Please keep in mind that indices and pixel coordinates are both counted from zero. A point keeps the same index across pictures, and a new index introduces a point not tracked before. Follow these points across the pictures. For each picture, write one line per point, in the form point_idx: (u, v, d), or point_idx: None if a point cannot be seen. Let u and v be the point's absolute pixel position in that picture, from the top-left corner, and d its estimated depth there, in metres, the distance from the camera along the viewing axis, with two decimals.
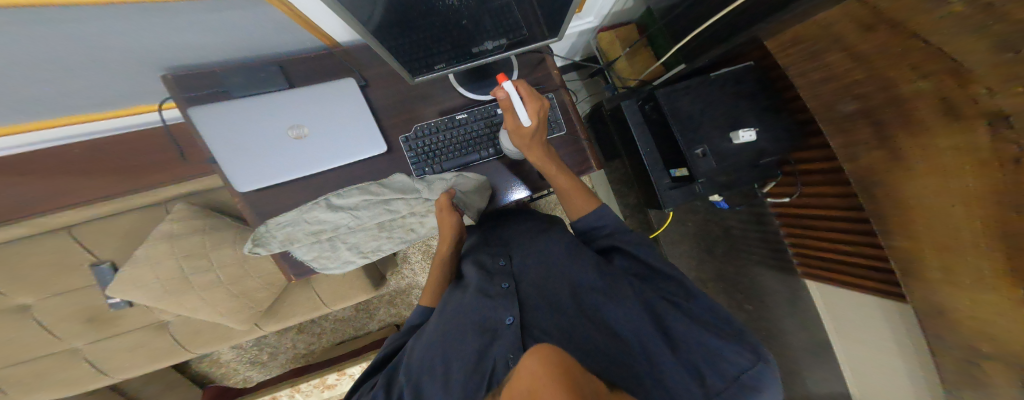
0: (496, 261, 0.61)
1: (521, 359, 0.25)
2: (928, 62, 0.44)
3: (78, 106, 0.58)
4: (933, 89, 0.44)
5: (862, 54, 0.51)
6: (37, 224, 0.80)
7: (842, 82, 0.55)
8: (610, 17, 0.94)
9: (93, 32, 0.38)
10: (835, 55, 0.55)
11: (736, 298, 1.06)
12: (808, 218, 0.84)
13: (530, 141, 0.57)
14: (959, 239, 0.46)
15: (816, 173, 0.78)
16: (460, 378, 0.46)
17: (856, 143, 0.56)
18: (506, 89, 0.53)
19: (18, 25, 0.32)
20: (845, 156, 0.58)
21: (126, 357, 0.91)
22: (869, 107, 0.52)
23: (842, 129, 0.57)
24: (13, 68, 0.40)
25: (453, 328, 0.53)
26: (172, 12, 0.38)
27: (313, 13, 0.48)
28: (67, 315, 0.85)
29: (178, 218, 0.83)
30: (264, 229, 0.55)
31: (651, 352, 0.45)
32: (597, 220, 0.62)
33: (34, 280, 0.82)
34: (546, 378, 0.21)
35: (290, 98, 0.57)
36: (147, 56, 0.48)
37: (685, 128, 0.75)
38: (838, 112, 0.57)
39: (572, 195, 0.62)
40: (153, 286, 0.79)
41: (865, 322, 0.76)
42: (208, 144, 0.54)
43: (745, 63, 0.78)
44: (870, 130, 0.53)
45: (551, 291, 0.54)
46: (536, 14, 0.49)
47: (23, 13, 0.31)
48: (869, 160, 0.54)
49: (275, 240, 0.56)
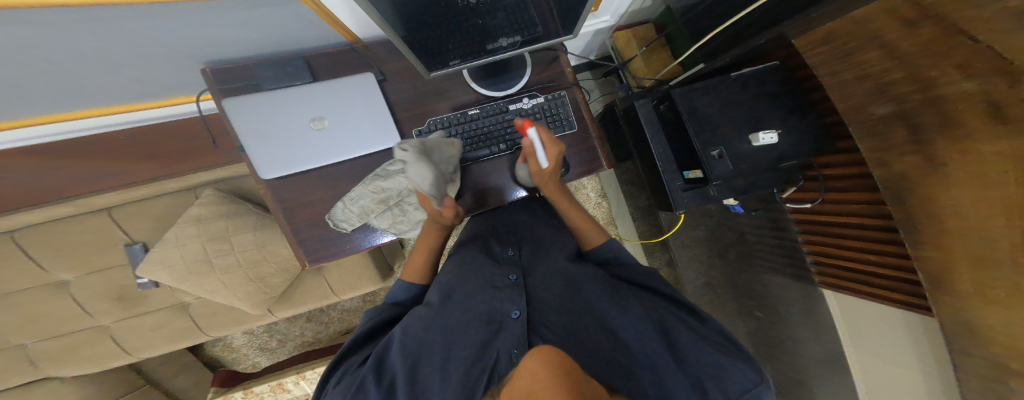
0: (506, 250, 0.64)
1: (519, 363, 0.25)
2: (975, 61, 0.41)
3: (121, 99, 0.61)
4: (978, 91, 0.42)
5: (900, 52, 0.49)
6: (81, 205, 0.84)
7: (877, 83, 0.53)
8: (628, 15, 0.93)
9: (134, 30, 0.39)
10: (870, 53, 0.53)
11: (746, 305, 1.04)
12: (829, 225, 0.82)
13: (548, 179, 0.61)
14: (997, 253, 0.43)
15: (841, 179, 0.75)
16: (457, 368, 0.45)
17: (890, 147, 0.54)
18: (530, 136, 0.54)
19: (70, 21, 0.34)
20: (878, 159, 0.56)
21: (150, 337, 0.95)
22: (906, 109, 0.51)
23: (875, 132, 0.55)
24: (58, 60, 0.42)
25: (457, 316, 0.52)
26: (218, 10, 0.40)
27: (339, 10, 0.49)
28: (97, 294, 0.89)
29: (207, 202, 0.87)
30: (342, 205, 0.61)
31: (655, 365, 0.44)
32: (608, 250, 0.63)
33: (71, 258, 0.86)
34: (543, 380, 0.21)
35: (316, 91, 0.58)
36: (185, 52, 0.50)
37: (702, 130, 0.73)
38: (872, 114, 0.55)
39: (583, 225, 0.67)
40: (177, 267, 0.83)
41: (885, 334, 0.73)
42: (237, 131, 0.55)
43: (768, 64, 0.76)
44: (905, 133, 0.51)
45: (557, 290, 0.54)
46: (553, 11, 0.49)
47: (88, 11, 0.33)
48: (903, 165, 0.52)
49: (355, 213, 0.61)
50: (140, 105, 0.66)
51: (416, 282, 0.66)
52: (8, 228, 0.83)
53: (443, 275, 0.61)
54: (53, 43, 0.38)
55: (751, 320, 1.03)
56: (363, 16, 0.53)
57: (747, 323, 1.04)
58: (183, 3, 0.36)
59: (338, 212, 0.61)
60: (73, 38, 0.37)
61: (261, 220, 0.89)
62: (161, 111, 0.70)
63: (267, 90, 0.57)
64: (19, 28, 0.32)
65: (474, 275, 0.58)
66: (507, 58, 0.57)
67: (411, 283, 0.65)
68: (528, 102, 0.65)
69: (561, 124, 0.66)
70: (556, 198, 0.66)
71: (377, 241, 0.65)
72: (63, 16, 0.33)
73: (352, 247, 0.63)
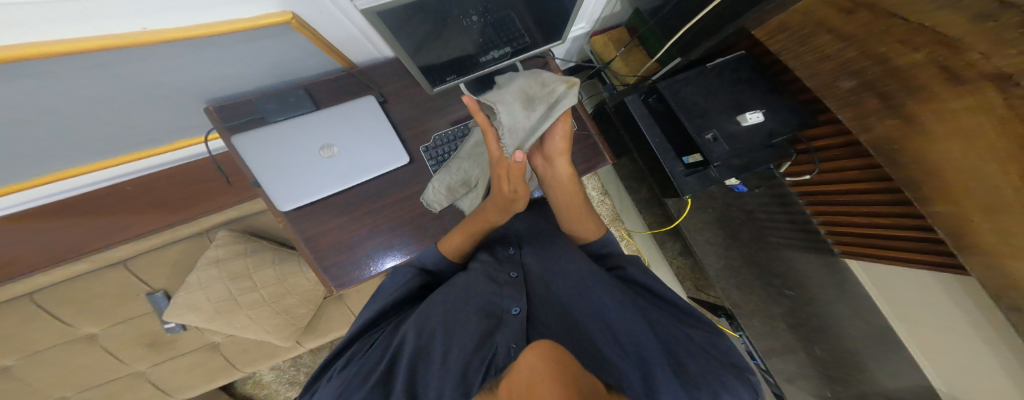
0: (507, 249, 0.65)
1: (519, 356, 0.28)
2: (916, 36, 0.45)
3: (140, 142, 0.65)
4: (927, 60, 0.45)
5: (847, 34, 0.52)
6: (100, 258, 0.86)
7: (836, 60, 0.54)
8: (604, 19, 0.95)
9: (144, 73, 0.43)
10: (822, 38, 0.56)
11: (773, 284, 0.96)
12: (831, 194, 0.82)
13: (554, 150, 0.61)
14: (1007, 200, 0.41)
15: (833, 148, 0.76)
16: (455, 362, 0.43)
17: (867, 114, 0.52)
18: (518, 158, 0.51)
19: (82, 67, 0.36)
20: (857, 127, 0.54)
21: (187, 378, 0.96)
22: (870, 81, 0.51)
23: (847, 104, 0.54)
24: (76, 108, 0.45)
25: (457, 312, 0.51)
26: (212, 46, 0.42)
27: (335, 38, 0.52)
28: (128, 342, 0.90)
29: (225, 243, 0.88)
30: (431, 186, 0.64)
31: (649, 366, 0.43)
32: (601, 246, 0.67)
33: (96, 312, 0.87)
34: (541, 374, 0.23)
35: (321, 120, 0.60)
36: (185, 92, 0.52)
37: (691, 115, 0.74)
38: (839, 89, 0.55)
39: (585, 217, 0.67)
40: (204, 309, 0.85)
41: (919, 298, 0.72)
42: (251, 168, 0.57)
43: (737, 54, 0.79)
44: (877, 102, 0.51)
45: (558, 292, 0.55)
46: (537, 22, 0.52)
47: (86, 58, 0.35)
48: (885, 129, 0.51)
49: (444, 193, 0.65)
50: (163, 148, 0.71)
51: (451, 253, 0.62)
52: (29, 290, 0.84)
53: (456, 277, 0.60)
54: (67, 93, 0.40)
55: (782, 300, 0.95)
56: (375, 40, 0.57)
57: (777, 303, 0.96)
58: (176, 42, 0.38)
59: (432, 193, 0.65)
60: (80, 87, 0.40)
61: (279, 255, 0.91)
62: (176, 153, 0.75)
63: (275, 123, 0.59)
64: (34, 78, 0.35)
65: (474, 274, 0.58)
66: (499, 68, 0.60)
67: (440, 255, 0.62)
68: None
69: None
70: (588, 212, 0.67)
71: (388, 264, 0.64)
72: (72, 65, 0.35)
73: (367, 272, 0.63)
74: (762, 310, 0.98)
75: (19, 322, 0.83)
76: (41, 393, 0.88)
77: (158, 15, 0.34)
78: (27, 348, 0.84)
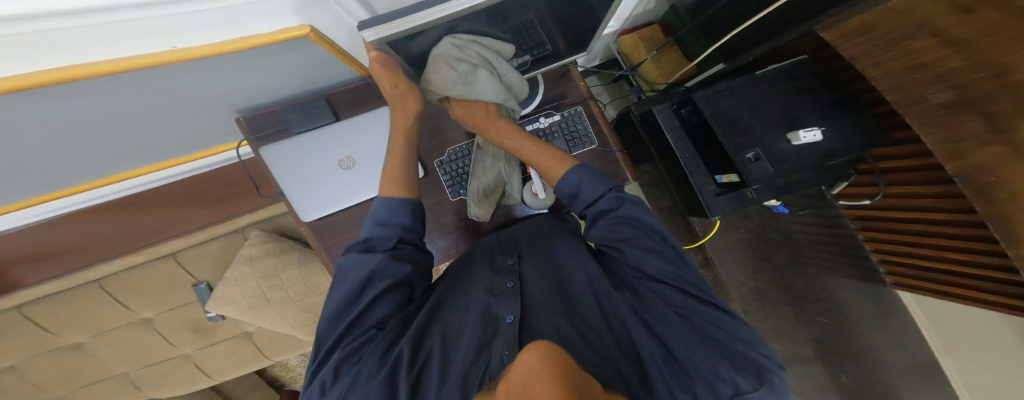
0: (505, 258, 0.59)
1: (517, 357, 0.27)
2: None
3: (183, 148, 0.70)
4: None
5: (956, 38, 0.44)
6: (153, 251, 0.96)
7: (932, 70, 0.46)
8: (633, 19, 0.88)
9: (179, 87, 0.44)
10: (920, 41, 0.47)
11: (807, 309, 0.99)
12: (891, 221, 0.72)
13: (472, 117, 0.56)
14: None
15: (903, 172, 0.64)
16: (454, 370, 0.45)
17: (963, 138, 0.44)
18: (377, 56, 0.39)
19: (126, 83, 0.39)
20: (946, 153, 0.46)
21: (227, 362, 1.07)
22: (975, 96, 0.43)
23: (937, 123, 0.46)
24: (110, 120, 0.47)
25: (456, 324, 0.52)
26: (239, 60, 0.43)
27: (350, 46, 0.50)
28: (178, 327, 1.01)
29: (257, 242, 0.95)
30: (472, 202, 0.62)
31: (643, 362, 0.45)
32: (572, 186, 0.54)
33: (150, 299, 0.98)
34: (540, 375, 0.24)
35: (339, 133, 0.62)
36: (217, 103, 0.54)
37: (730, 132, 0.67)
38: (930, 103, 0.46)
39: (539, 157, 0.56)
40: (239, 302, 0.92)
41: (966, 321, 0.67)
42: (278, 179, 0.61)
43: (798, 58, 0.70)
44: (980, 123, 0.42)
45: (557, 297, 0.52)
46: (562, 31, 0.49)
47: (123, 76, 0.37)
48: (982, 158, 0.43)
49: (482, 201, 0.63)
50: (201, 153, 0.77)
51: (394, 195, 0.54)
52: (100, 276, 0.96)
53: (449, 275, 0.60)
54: (102, 107, 0.42)
55: (813, 326, 0.98)
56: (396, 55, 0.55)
57: (808, 329, 0.99)
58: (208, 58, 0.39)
59: (478, 205, 0.63)
60: (123, 100, 0.43)
61: (303, 255, 0.97)
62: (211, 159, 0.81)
63: (298, 134, 0.61)
64: (83, 96, 0.38)
65: (472, 282, 0.57)
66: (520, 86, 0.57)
67: (391, 199, 0.53)
68: (544, 121, 0.64)
69: (581, 140, 0.64)
70: (512, 144, 0.56)
71: None
72: (115, 82, 0.37)
73: None
74: (789, 334, 1.03)
75: (91, 304, 0.96)
76: (109, 366, 1.02)
77: (178, 34, 0.34)
78: (99, 325, 0.98)
